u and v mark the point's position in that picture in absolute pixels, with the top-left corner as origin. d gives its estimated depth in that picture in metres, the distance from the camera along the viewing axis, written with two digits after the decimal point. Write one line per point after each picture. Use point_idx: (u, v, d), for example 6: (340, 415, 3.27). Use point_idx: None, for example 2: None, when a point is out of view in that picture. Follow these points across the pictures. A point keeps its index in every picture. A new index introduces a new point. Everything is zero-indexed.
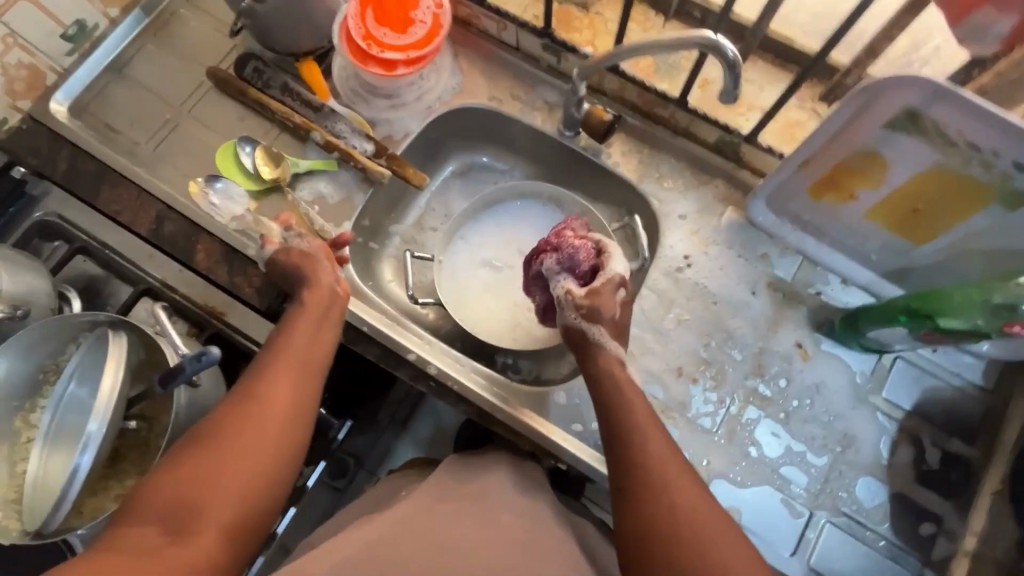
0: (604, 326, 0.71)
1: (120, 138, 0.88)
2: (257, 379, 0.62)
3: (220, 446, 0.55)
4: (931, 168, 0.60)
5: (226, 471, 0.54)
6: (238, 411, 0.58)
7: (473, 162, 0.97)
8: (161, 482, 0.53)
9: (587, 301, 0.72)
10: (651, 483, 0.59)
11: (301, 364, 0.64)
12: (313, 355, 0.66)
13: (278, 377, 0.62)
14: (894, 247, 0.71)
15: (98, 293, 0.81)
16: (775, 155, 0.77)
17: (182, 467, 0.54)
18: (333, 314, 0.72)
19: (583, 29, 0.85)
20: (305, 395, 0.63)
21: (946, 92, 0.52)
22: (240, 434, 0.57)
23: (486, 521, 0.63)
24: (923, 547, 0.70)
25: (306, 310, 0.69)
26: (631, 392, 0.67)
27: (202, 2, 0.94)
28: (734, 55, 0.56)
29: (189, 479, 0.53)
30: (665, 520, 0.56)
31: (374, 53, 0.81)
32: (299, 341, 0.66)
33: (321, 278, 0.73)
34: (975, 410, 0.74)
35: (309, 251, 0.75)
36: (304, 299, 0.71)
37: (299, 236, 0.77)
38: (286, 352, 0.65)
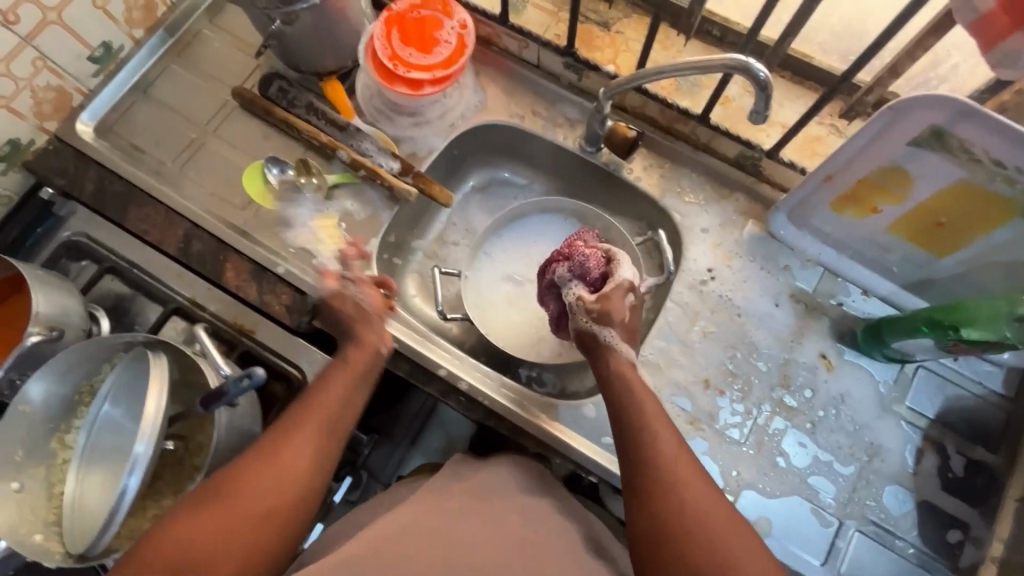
0: (616, 330, 0.72)
1: (146, 158, 0.89)
2: (284, 431, 0.62)
3: (239, 497, 0.56)
4: (954, 183, 0.61)
5: (240, 523, 0.55)
6: (262, 465, 0.59)
7: (492, 177, 0.98)
8: (180, 526, 0.54)
9: (597, 304, 0.72)
10: (665, 485, 0.59)
11: (327, 420, 0.64)
12: (342, 408, 0.66)
13: (303, 431, 0.62)
14: (915, 259, 0.73)
15: (125, 312, 0.82)
16: (796, 169, 0.78)
17: (201, 513, 0.55)
18: (371, 372, 0.72)
19: (604, 48, 0.87)
20: (328, 448, 0.63)
21: (973, 111, 0.54)
22: (260, 486, 0.58)
23: (491, 519, 0.61)
24: (951, 554, 0.71)
25: (348, 365, 0.70)
26: (643, 393, 0.67)
27: (225, 22, 0.96)
28: (765, 76, 0.57)
29: (205, 528, 0.54)
30: (681, 523, 0.56)
31: (400, 73, 0.82)
32: (332, 396, 0.66)
33: (369, 334, 0.73)
34: (998, 417, 0.75)
35: (366, 308, 0.75)
36: (347, 353, 0.71)
37: (355, 282, 0.78)
38: (314, 405, 0.65)
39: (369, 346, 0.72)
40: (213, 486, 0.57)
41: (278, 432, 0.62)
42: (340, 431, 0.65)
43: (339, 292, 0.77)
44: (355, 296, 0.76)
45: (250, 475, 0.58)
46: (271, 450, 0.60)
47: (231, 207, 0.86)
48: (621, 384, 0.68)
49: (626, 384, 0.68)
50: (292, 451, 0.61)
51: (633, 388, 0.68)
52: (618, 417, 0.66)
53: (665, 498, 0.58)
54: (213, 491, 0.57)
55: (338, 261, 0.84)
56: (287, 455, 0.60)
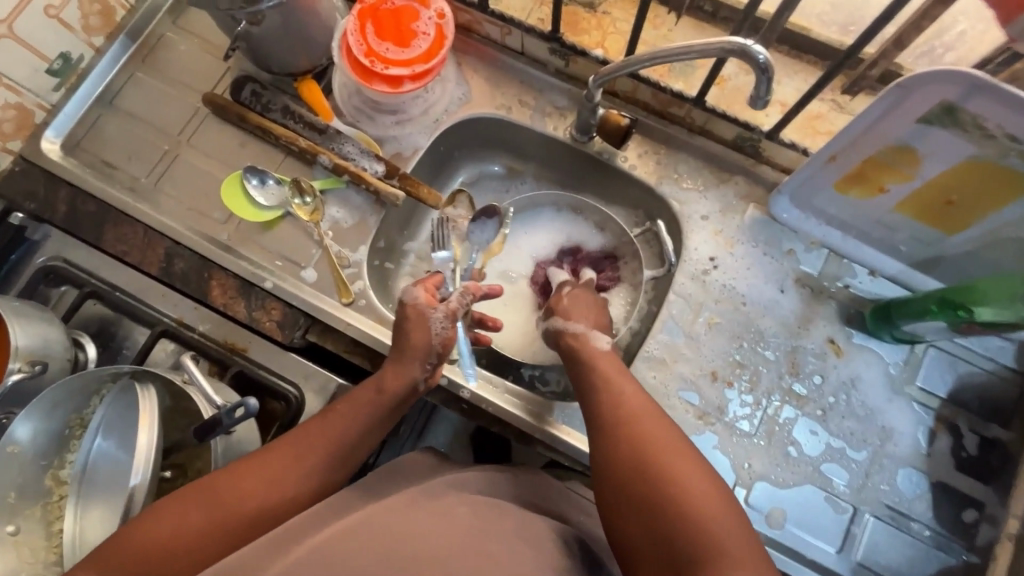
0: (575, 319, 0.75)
1: (118, 174, 0.85)
2: (292, 445, 0.62)
3: (226, 502, 0.56)
4: (966, 160, 0.58)
5: (219, 526, 0.55)
6: (265, 469, 0.59)
7: (482, 171, 0.94)
8: (159, 515, 0.54)
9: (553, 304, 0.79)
10: (638, 454, 0.57)
11: (337, 445, 0.63)
12: (356, 432, 0.65)
13: (309, 451, 0.61)
14: (924, 238, 0.70)
15: (112, 337, 0.79)
16: (798, 151, 0.75)
17: (187, 508, 0.55)
18: (400, 404, 0.68)
19: (591, 31, 0.83)
20: (328, 472, 0.62)
21: (987, 85, 0.51)
22: (252, 498, 0.57)
23: (439, 513, 0.56)
24: (966, 534, 0.70)
25: (377, 390, 0.67)
26: (621, 378, 0.66)
27: (189, 23, 0.90)
28: (766, 58, 0.54)
29: (184, 522, 0.54)
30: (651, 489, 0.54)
31: (378, 70, 0.77)
32: (349, 420, 0.65)
33: (411, 370, 0.69)
34: (1011, 393, 0.74)
35: (434, 349, 0.71)
36: (381, 379, 0.68)
37: (443, 321, 0.73)
38: (329, 426, 0.64)
39: (407, 378, 0.69)
40: (205, 483, 0.57)
41: (288, 444, 0.61)
42: (346, 456, 0.64)
43: (425, 313, 0.72)
44: (435, 333, 0.71)
45: (246, 481, 0.58)
46: (272, 460, 0.60)
47: (211, 221, 0.82)
48: (611, 370, 0.67)
49: (604, 369, 0.68)
50: (291, 468, 0.60)
51: (604, 368, 0.68)
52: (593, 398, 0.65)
53: (632, 465, 0.56)
54: (203, 487, 0.57)
55: (328, 271, 0.80)
56: (285, 472, 0.60)
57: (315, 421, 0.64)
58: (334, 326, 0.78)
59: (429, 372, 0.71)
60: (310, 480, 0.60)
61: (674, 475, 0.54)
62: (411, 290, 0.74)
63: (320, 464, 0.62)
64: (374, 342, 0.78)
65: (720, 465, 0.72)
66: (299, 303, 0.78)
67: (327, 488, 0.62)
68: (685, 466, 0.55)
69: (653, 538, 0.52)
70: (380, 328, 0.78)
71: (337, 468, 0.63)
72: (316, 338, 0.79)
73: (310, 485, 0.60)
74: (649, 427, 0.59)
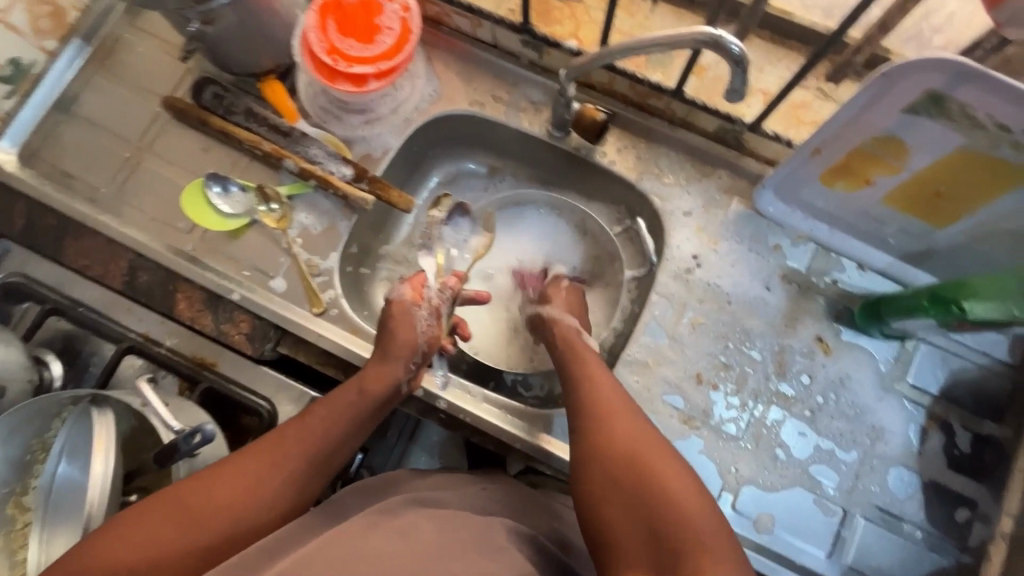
0: (559, 307, 0.77)
1: (78, 184, 0.81)
2: (268, 451, 0.59)
3: (198, 515, 0.53)
4: (956, 151, 0.55)
5: (190, 541, 0.52)
6: (238, 476, 0.56)
7: (458, 169, 0.91)
8: (123, 531, 0.51)
9: (542, 293, 0.80)
10: (614, 456, 0.56)
11: (317, 452, 0.61)
12: (336, 439, 0.63)
13: (286, 457, 0.59)
14: (913, 230, 0.67)
15: (78, 354, 0.76)
16: (782, 143, 0.72)
17: (154, 522, 0.52)
18: (380, 407, 0.67)
19: (564, 21, 0.79)
20: (308, 480, 0.60)
21: (976, 74, 0.48)
22: (226, 510, 0.54)
23: (404, 531, 0.55)
24: (959, 534, 0.68)
25: (359, 393, 0.66)
26: (597, 382, 0.64)
27: (146, 22, 0.86)
28: (739, 50, 0.51)
29: (151, 539, 0.51)
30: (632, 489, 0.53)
31: (341, 68, 0.74)
32: (330, 424, 0.63)
33: (395, 369, 0.68)
34: (1004, 387, 0.71)
35: (420, 347, 0.72)
36: (362, 381, 0.67)
37: (428, 314, 0.75)
38: (307, 432, 0.61)
39: (389, 379, 0.68)
40: (172, 494, 0.54)
41: (263, 451, 0.59)
42: (326, 462, 0.61)
43: (411, 309, 0.74)
44: (423, 328, 0.73)
45: (218, 492, 0.55)
46: (247, 468, 0.57)
47: (176, 232, 0.79)
48: (595, 376, 0.65)
49: (584, 373, 0.66)
50: (268, 477, 0.57)
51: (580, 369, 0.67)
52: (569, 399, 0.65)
53: (611, 466, 0.55)
54: (171, 499, 0.54)
55: (298, 281, 0.78)
56: (261, 481, 0.57)
57: (292, 427, 0.61)
58: (305, 337, 0.76)
59: (413, 372, 0.71)
60: (289, 489, 0.58)
61: (656, 476, 0.53)
62: (399, 286, 0.76)
63: (298, 472, 0.59)
64: (347, 353, 0.75)
65: (706, 470, 0.70)
66: (269, 314, 0.76)
67: (307, 495, 0.60)
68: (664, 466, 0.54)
69: (638, 542, 0.50)
70: (355, 338, 0.76)
71: (316, 476, 0.61)
72: (288, 350, 0.77)
73: (289, 493, 0.58)
74: (627, 428, 0.59)
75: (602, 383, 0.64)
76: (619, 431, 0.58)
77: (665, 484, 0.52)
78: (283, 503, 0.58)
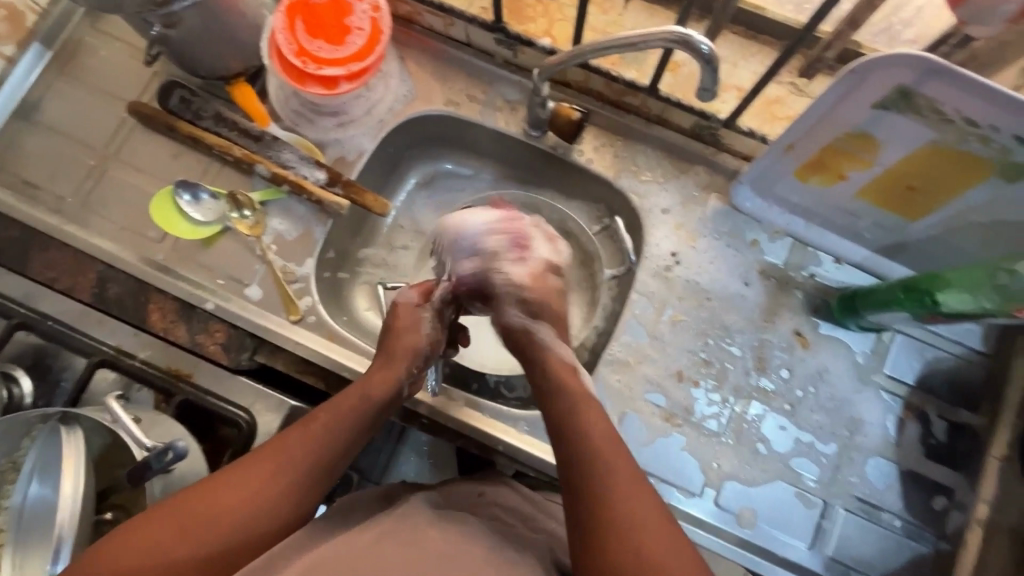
0: (547, 326, 0.72)
1: (43, 194, 0.79)
2: (271, 457, 0.56)
3: (198, 527, 0.51)
4: (925, 145, 0.56)
5: (192, 554, 0.50)
6: (241, 483, 0.54)
7: (435, 170, 0.90)
8: (120, 545, 0.49)
9: (529, 295, 0.74)
10: (620, 495, 0.52)
11: (321, 458, 0.58)
12: (340, 445, 0.60)
13: (290, 464, 0.56)
14: (887, 224, 0.68)
15: (47, 368, 0.72)
16: (756, 139, 0.73)
17: (154, 534, 0.50)
18: (383, 410, 0.65)
19: (538, 18, 0.78)
20: (314, 485, 0.57)
21: (942, 69, 0.48)
22: (228, 520, 0.52)
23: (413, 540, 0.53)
24: (936, 521, 0.70)
25: (362, 397, 0.64)
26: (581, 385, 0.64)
27: (109, 25, 0.83)
28: (709, 49, 0.52)
29: (151, 552, 0.49)
30: (618, 555, 0.48)
31: (311, 71, 0.72)
32: (333, 429, 0.60)
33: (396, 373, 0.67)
34: (978, 376, 0.73)
35: (423, 351, 0.71)
36: (367, 385, 0.65)
37: (431, 318, 0.74)
38: (311, 436, 0.59)
39: (392, 381, 0.66)
40: (172, 505, 0.51)
41: (267, 457, 0.56)
42: (333, 466, 0.59)
43: (416, 313, 0.74)
44: (426, 334, 0.72)
45: (219, 501, 0.52)
46: (248, 475, 0.54)
47: (146, 241, 0.77)
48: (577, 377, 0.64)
49: (563, 366, 0.66)
50: (272, 484, 0.55)
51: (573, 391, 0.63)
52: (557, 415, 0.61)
53: (607, 520, 0.50)
54: (170, 510, 0.51)
55: (274, 288, 0.76)
56: (265, 489, 0.54)
57: (295, 432, 0.59)
58: (283, 345, 0.75)
59: (414, 376, 0.70)
60: (294, 496, 0.56)
61: (648, 549, 0.48)
62: (407, 290, 0.76)
63: (303, 478, 0.57)
64: (325, 360, 0.74)
65: (688, 467, 0.70)
66: (244, 323, 0.75)
67: (313, 500, 0.57)
68: (659, 536, 0.49)
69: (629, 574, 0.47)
70: (332, 345, 0.75)
71: (322, 483, 0.59)
72: (266, 359, 0.76)
73: (294, 501, 0.56)
74: (629, 479, 0.53)
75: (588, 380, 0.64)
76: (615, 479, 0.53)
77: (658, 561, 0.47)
78: (288, 511, 0.55)
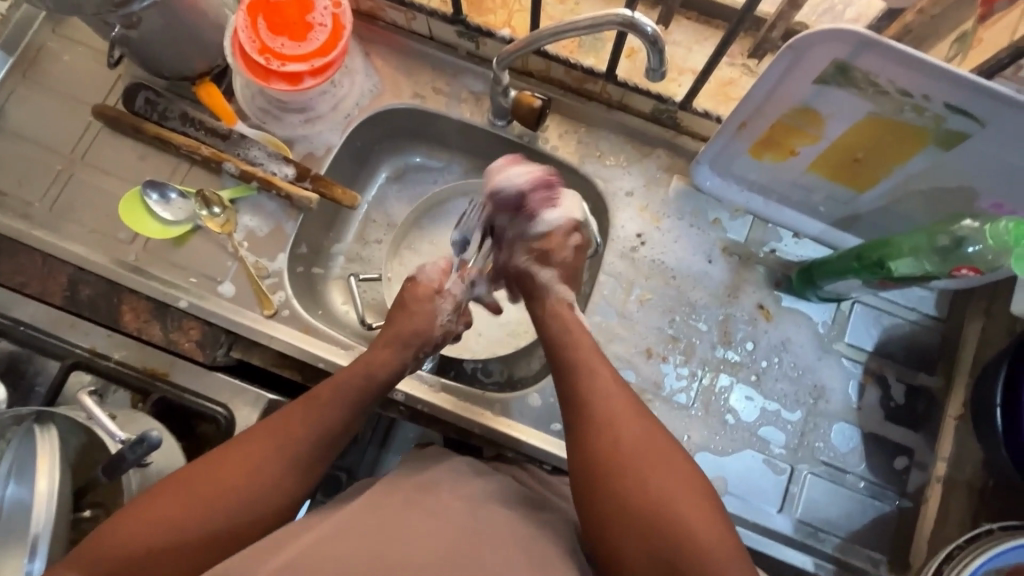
0: (553, 271, 0.72)
1: (8, 200, 0.78)
2: (272, 437, 0.57)
3: (206, 499, 0.53)
4: (866, 117, 0.58)
5: (201, 525, 0.52)
6: (248, 458, 0.56)
7: (405, 164, 0.92)
8: (136, 518, 0.51)
9: (539, 245, 0.72)
10: (617, 445, 0.56)
11: (321, 435, 0.59)
12: (340, 423, 0.61)
13: (293, 439, 0.58)
14: (839, 197, 0.71)
15: (21, 374, 0.72)
16: (712, 119, 0.75)
17: (166, 506, 0.52)
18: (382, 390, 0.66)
19: (497, 10, 0.80)
20: (315, 460, 0.59)
21: (871, 42, 0.50)
22: (233, 493, 0.54)
23: (431, 510, 0.52)
24: (899, 481, 0.72)
25: (363, 375, 0.64)
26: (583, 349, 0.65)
27: (71, 30, 0.83)
28: (653, 30, 0.54)
29: (164, 525, 0.51)
30: (629, 502, 0.53)
31: (275, 67, 0.73)
32: (338, 409, 0.61)
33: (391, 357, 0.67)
34: (933, 340, 0.76)
35: (434, 340, 0.72)
36: (367, 365, 0.65)
37: (450, 314, 0.74)
38: (312, 412, 0.60)
39: (392, 362, 0.67)
40: (188, 474, 0.54)
41: (268, 433, 0.57)
42: (334, 442, 0.61)
43: (435, 300, 0.73)
44: (441, 323, 0.73)
45: (225, 476, 0.54)
46: (250, 450, 0.56)
47: (116, 243, 0.77)
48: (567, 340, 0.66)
49: (564, 330, 0.67)
50: (274, 460, 0.56)
51: (585, 360, 0.63)
52: (568, 386, 0.62)
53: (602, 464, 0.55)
54: (179, 485, 0.53)
55: (247, 284, 0.77)
56: (266, 463, 0.56)
57: (296, 409, 0.60)
58: (258, 340, 0.75)
59: (417, 360, 0.71)
60: (297, 472, 0.57)
61: (671, 496, 0.53)
62: (430, 269, 0.76)
63: (306, 456, 0.58)
64: (300, 354, 0.75)
65: None
66: (218, 320, 0.75)
67: (314, 475, 0.59)
68: (680, 492, 0.53)
69: (623, 512, 0.53)
70: (307, 337, 0.76)
71: (324, 459, 0.60)
72: (241, 354, 0.77)
73: (296, 475, 0.57)
74: (649, 442, 0.56)
75: (582, 340, 0.65)
76: (636, 444, 0.56)
77: (677, 507, 0.52)
78: (291, 484, 0.57)
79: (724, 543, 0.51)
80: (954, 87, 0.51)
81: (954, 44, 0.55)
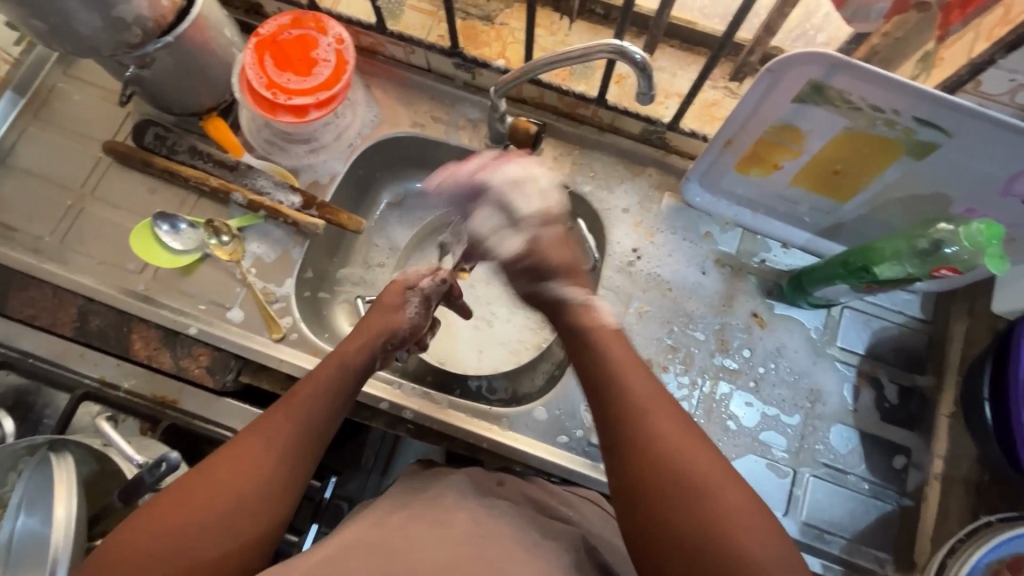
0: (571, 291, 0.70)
1: (18, 236, 0.79)
2: (262, 440, 0.55)
3: (197, 512, 0.49)
4: (842, 131, 0.62)
5: (204, 541, 0.48)
6: (238, 463, 0.53)
7: (406, 190, 0.95)
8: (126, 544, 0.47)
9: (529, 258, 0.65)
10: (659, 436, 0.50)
11: (311, 430, 0.58)
12: (327, 417, 0.60)
13: (279, 438, 0.55)
14: (822, 208, 0.74)
15: (30, 407, 0.73)
16: (698, 138, 0.79)
17: (158, 525, 0.48)
18: (361, 377, 0.66)
19: (492, 43, 0.84)
20: (305, 457, 0.57)
21: (844, 63, 0.55)
22: (229, 498, 0.51)
23: (440, 520, 0.53)
24: (899, 480, 0.74)
25: (340, 365, 0.64)
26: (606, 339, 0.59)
27: (82, 72, 0.87)
28: (642, 57, 0.58)
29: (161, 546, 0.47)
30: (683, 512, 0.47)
31: (281, 101, 0.77)
32: (319, 404, 0.59)
33: (368, 341, 0.67)
34: (922, 341, 0.79)
35: (400, 331, 0.72)
36: (340, 355, 0.65)
37: (415, 303, 0.75)
38: (294, 411, 0.58)
39: (369, 348, 0.67)
40: (178, 489, 0.50)
41: (251, 437, 0.55)
42: (320, 437, 0.59)
43: (405, 295, 0.75)
44: (409, 317, 0.74)
45: (217, 485, 0.51)
46: (243, 457, 0.53)
47: (124, 273, 0.78)
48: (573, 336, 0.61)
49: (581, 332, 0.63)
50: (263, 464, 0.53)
51: None
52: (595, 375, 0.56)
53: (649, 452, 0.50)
54: (167, 506, 0.50)
55: (254, 309, 0.78)
56: (257, 466, 0.53)
57: (277, 410, 0.57)
58: (269, 364, 0.77)
59: (386, 353, 0.71)
60: (294, 469, 0.55)
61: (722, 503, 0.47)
62: (411, 271, 0.78)
63: (300, 452, 0.56)
64: None
65: None
66: (227, 346, 0.76)
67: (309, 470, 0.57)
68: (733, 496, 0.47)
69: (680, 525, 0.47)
70: (315, 359, 0.77)
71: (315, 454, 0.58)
72: (250, 378, 0.79)
73: (291, 476, 0.55)
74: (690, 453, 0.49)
75: None
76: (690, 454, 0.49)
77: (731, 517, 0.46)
78: (290, 486, 0.54)
79: (775, 532, 0.47)
80: (921, 102, 0.55)
81: (918, 63, 0.59)
